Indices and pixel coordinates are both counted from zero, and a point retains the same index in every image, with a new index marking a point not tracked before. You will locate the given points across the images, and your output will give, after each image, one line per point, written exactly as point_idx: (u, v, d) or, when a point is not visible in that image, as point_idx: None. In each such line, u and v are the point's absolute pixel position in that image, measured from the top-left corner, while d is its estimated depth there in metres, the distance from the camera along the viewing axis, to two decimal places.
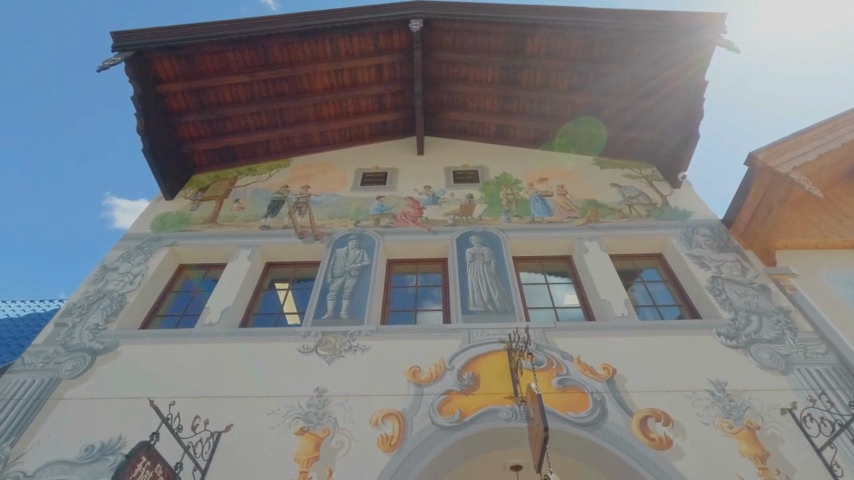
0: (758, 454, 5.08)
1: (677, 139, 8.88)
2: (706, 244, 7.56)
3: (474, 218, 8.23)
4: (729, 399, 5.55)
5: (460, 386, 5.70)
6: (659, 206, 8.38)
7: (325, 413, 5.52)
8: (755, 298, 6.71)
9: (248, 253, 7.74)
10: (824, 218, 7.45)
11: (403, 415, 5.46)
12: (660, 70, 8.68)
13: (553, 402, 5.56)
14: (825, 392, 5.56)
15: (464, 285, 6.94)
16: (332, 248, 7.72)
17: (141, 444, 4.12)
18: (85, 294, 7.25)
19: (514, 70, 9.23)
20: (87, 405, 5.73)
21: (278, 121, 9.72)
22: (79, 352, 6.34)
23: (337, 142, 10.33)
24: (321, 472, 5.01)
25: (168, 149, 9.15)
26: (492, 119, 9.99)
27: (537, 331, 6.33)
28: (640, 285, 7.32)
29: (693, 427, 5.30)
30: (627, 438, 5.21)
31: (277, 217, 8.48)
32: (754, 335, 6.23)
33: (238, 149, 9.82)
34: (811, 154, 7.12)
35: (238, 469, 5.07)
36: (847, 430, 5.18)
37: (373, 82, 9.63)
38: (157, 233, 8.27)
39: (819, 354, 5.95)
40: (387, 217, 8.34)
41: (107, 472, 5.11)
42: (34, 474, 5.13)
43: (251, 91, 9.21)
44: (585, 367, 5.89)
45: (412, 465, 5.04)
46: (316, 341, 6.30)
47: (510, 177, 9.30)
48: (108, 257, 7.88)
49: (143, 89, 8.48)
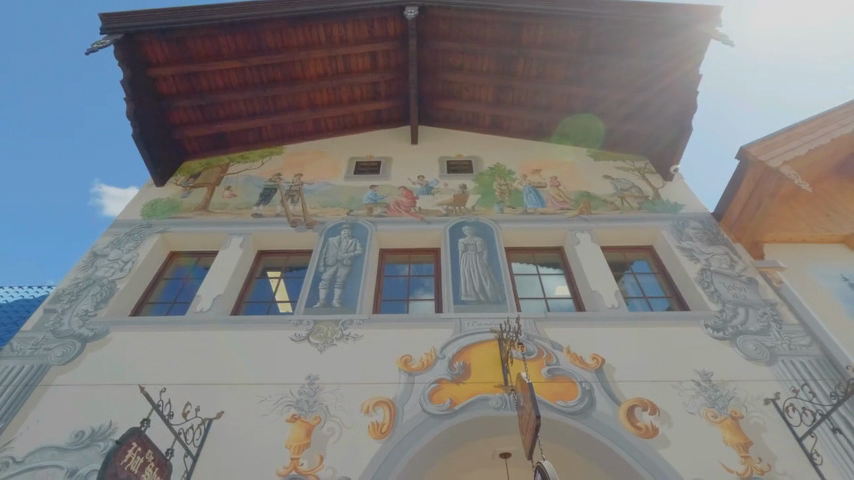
0: (741, 442, 5.19)
1: (672, 132, 8.92)
2: (697, 237, 7.63)
3: (467, 208, 8.24)
4: (715, 389, 5.65)
5: (451, 375, 5.75)
6: (651, 198, 8.43)
7: (317, 400, 5.56)
8: (742, 290, 6.80)
9: (240, 241, 7.70)
10: (811, 212, 7.56)
11: (394, 403, 5.51)
12: (656, 63, 8.69)
13: (542, 391, 5.64)
14: (808, 383, 5.68)
15: (456, 275, 6.97)
16: (325, 237, 7.69)
17: (133, 429, 4.11)
18: (75, 280, 7.19)
19: (510, 60, 9.19)
20: (78, 391, 5.72)
21: (271, 107, 9.63)
22: (69, 339, 6.31)
23: (331, 130, 10.27)
24: (313, 458, 5.06)
25: (159, 135, 9.04)
26: (488, 110, 9.98)
27: (528, 320, 6.39)
28: (629, 277, 7.39)
29: (678, 416, 5.41)
30: (614, 426, 5.31)
31: (270, 205, 8.42)
32: (740, 326, 6.33)
33: (230, 135, 9.73)
34: (802, 148, 7.20)
35: (228, 455, 5.09)
36: (828, 420, 5.31)
37: (368, 69, 9.53)
38: (148, 220, 8.20)
39: (803, 346, 6.06)
40: (380, 206, 8.32)
41: (98, 458, 5.13)
42: (24, 459, 5.13)
43: (243, 77, 9.09)
44: (575, 357, 5.96)
45: (402, 452, 5.10)
46: (308, 329, 6.33)
47: (503, 168, 9.30)
48: (98, 243, 7.81)
49: (132, 72, 8.33)
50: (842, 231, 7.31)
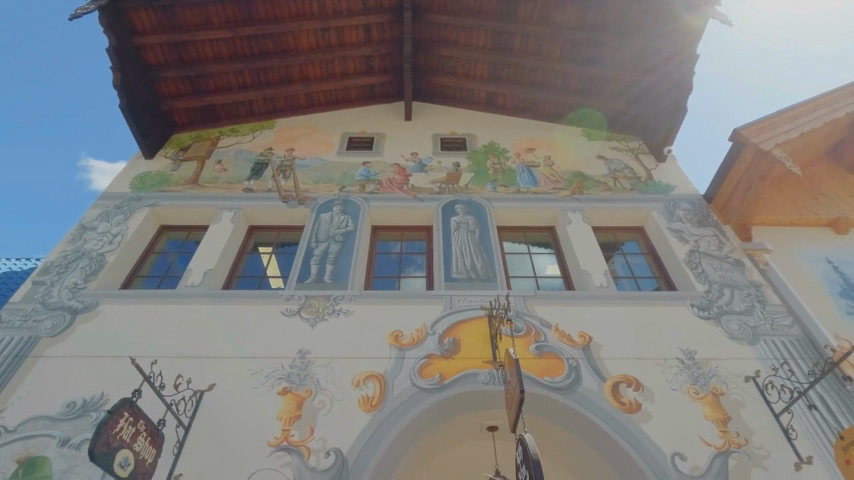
0: (720, 417, 5.35)
1: (666, 113, 8.88)
2: (687, 219, 7.69)
3: (460, 186, 8.22)
4: (698, 367, 5.79)
5: (440, 350, 5.83)
6: (643, 179, 8.46)
7: (307, 374, 5.62)
8: (729, 272, 6.90)
9: (231, 216, 7.64)
10: (800, 196, 7.65)
11: (385, 378, 5.59)
12: (653, 42, 8.57)
13: (530, 366, 5.75)
14: (787, 361, 5.83)
15: (447, 253, 7.00)
16: (316, 213, 7.65)
17: (123, 400, 4.12)
18: (63, 252, 7.13)
19: (506, 36, 9.03)
20: (68, 363, 5.72)
21: (263, 80, 9.43)
22: (59, 311, 6.29)
23: (324, 104, 10.12)
24: (303, 430, 5.16)
25: (147, 107, 8.85)
26: (483, 87, 9.86)
27: (517, 298, 6.47)
28: (619, 257, 7.47)
29: (661, 392, 5.55)
30: (598, 401, 5.44)
31: (261, 180, 8.33)
32: (726, 306, 6.45)
33: (220, 107, 9.56)
34: (794, 131, 7.20)
35: (219, 429, 5.16)
36: (804, 397, 5.48)
37: (362, 42, 9.32)
38: (137, 193, 8.09)
39: (785, 326, 6.20)
40: (373, 183, 8.27)
41: (90, 428, 5.18)
42: (16, 428, 5.17)
43: (233, 48, 8.86)
44: (563, 335, 6.06)
45: (390, 425, 5.21)
46: (299, 303, 6.36)
47: (498, 146, 9.25)
48: (86, 215, 7.72)
49: (118, 40, 8.07)
50: (829, 214, 7.41)
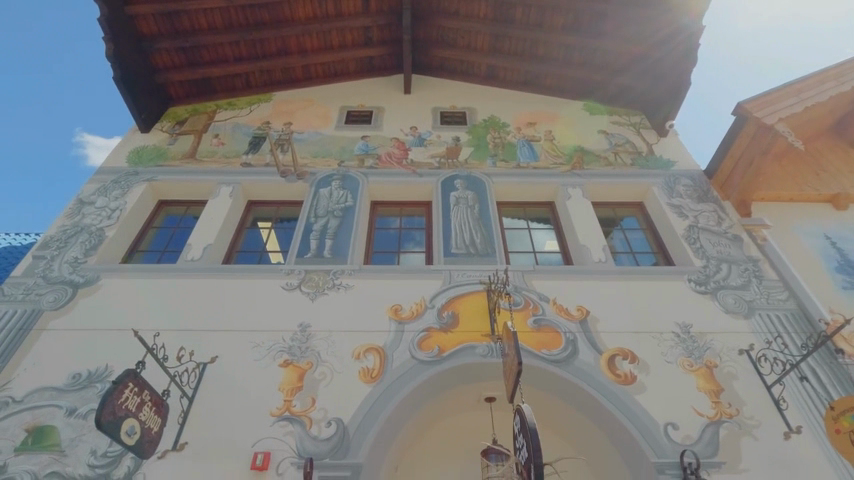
0: (713, 389, 5.46)
1: (670, 86, 8.75)
2: (687, 194, 7.66)
3: (460, 161, 8.16)
4: (692, 340, 5.88)
5: (440, 324, 5.90)
6: (644, 154, 8.40)
7: (308, 347, 5.71)
8: (727, 247, 6.92)
9: (229, 190, 7.60)
10: (801, 172, 7.62)
11: (384, 350, 5.67)
12: (658, 12, 8.35)
13: (527, 339, 5.83)
14: (781, 335, 5.91)
15: (446, 228, 7.00)
16: (315, 188, 7.61)
17: (128, 371, 4.17)
18: (62, 227, 7.13)
19: (507, 6, 8.80)
20: (72, 336, 5.80)
21: (259, 51, 9.23)
22: (60, 285, 6.32)
23: (322, 77, 9.95)
24: (304, 400, 5.27)
25: (141, 79, 8.70)
26: (483, 59, 9.66)
27: (516, 273, 6.51)
28: (619, 233, 7.49)
29: (656, 364, 5.65)
30: (594, 373, 5.55)
31: (259, 154, 8.27)
32: (722, 281, 6.50)
33: (216, 80, 9.39)
34: (797, 106, 7.12)
35: (221, 400, 5.26)
36: (796, 369, 5.58)
37: (360, 12, 9.09)
38: (134, 167, 8.03)
39: (780, 300, 6.27)
40: (372, 157, 8.22)
41: (96, 399, 5.29)
42: (23, 399, 5.27)
43: (227, 18, 8.63)
44: (561, 309, 6.13)
45: (390, 395, 5.32)
46: (300, 278, 6.40)
47: (498, 120, 9.14)
48: (84, 190, 7.68)
49: (109, 9, 7.86)
50: (829, 190, 7.39)
